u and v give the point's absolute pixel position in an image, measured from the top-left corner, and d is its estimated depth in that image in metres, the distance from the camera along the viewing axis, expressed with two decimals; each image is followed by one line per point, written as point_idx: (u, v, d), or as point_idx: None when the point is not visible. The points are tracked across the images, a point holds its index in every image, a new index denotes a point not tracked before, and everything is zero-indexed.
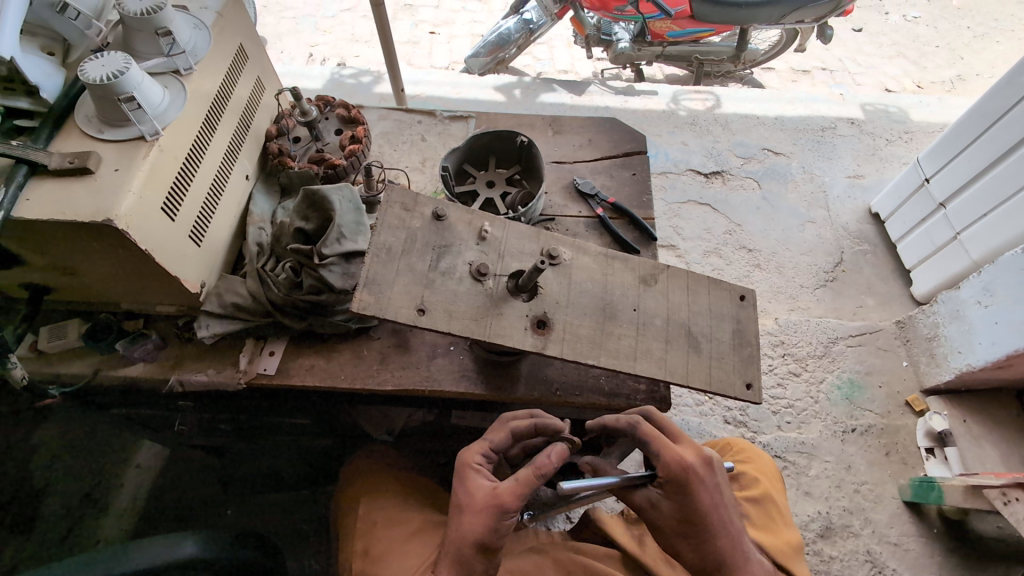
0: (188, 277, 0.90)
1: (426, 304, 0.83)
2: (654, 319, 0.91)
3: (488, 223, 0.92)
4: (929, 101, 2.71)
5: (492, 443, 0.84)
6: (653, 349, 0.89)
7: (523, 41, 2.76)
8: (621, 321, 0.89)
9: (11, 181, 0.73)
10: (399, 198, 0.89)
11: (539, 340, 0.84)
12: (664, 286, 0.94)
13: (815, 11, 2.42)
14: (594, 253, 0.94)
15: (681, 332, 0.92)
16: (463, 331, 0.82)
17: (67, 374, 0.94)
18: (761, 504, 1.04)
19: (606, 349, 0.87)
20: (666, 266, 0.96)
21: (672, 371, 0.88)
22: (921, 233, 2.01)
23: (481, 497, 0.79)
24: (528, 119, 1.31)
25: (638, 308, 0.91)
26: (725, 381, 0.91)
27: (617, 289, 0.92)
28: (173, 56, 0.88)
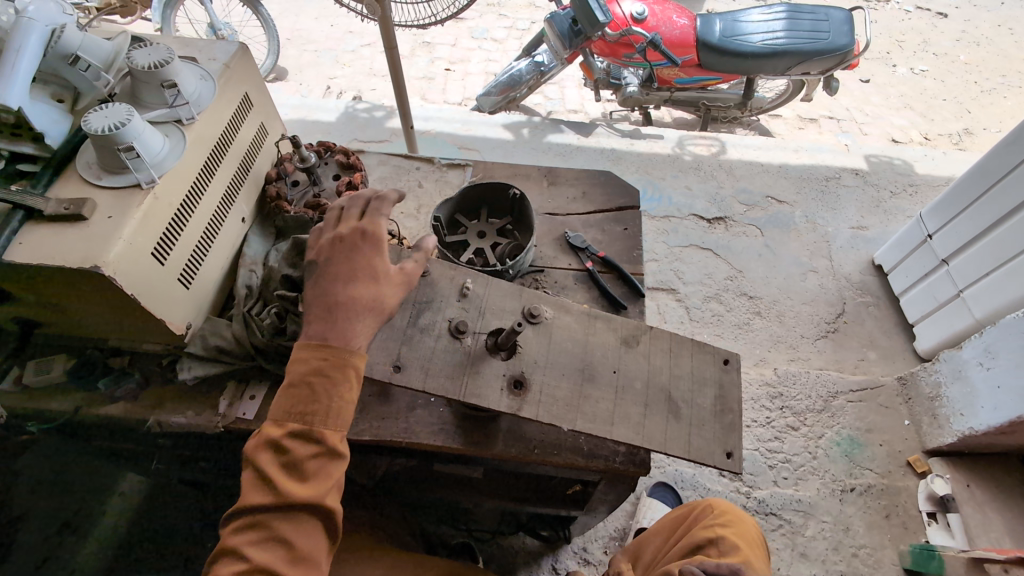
0: (174, 319, 0.91)
1: (402, 361, 0.86)
2: (634, 382, 0.91)
3: (470, 279, 0.94)
4: (935, 155, 2.73)
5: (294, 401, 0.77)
6: (631, 414, 0.88)
7: (534, 82, 2.83)
8: (599, 385, 0.89)
9: (7, 226, 0.76)
10: (386, 253, 0.92)
11: (514, 401, 0.84)
12: (646, 348, 0.94)
13: (822, 63, 2.47)
14: (577, 312, 0.94)
15: (660, 398, 0.90)
16: (437, 390, 0.84)
17: (50, 410, 0.95)
18: None
19: (583, 413, 0.86)
20: (649, 327, 0.96)
21: (649, 439, 0.87)
22: (924, 288, 2.00)
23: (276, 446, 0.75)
24: (525, 168, 1.34)
25: (617, 370, 0.91)
26: (704, 449, 0.89)
27: (598, 349, 0.92)
28: (176, 106, 0.91)
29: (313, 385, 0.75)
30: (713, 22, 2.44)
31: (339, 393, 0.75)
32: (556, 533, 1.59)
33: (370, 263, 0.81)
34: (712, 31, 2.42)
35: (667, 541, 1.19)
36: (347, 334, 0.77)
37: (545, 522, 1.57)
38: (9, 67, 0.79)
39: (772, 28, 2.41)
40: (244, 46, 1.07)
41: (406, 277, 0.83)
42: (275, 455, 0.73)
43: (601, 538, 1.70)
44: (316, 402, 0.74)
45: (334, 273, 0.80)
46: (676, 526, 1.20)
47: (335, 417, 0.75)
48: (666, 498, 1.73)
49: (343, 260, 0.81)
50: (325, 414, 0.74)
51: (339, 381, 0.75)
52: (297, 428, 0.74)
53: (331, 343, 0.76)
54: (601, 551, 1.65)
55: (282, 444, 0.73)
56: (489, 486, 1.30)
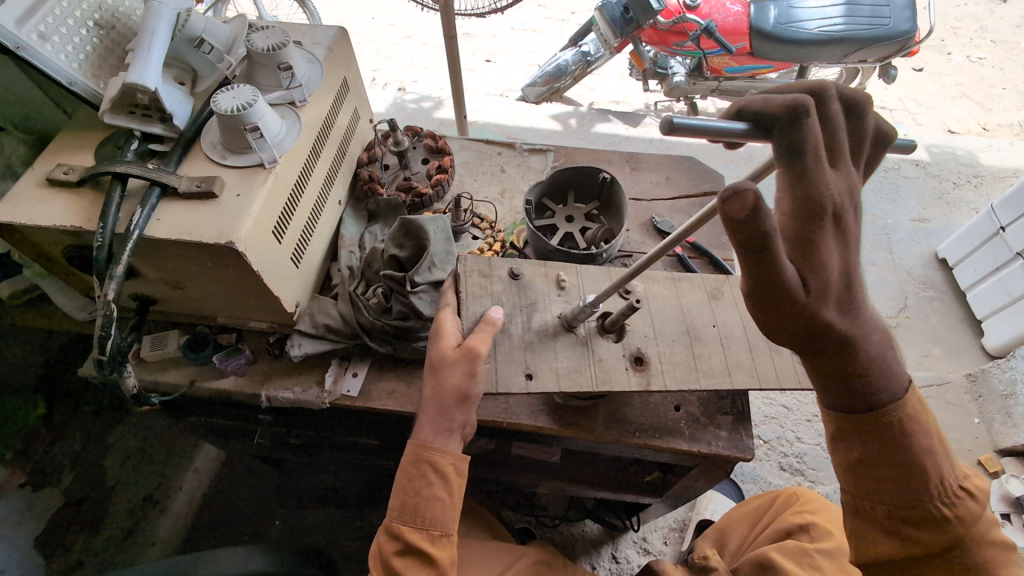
0: (287, 297, 0.93)
1: (532, 369, 0.82)
2: (734, 331, 0.90)
3: (563, 271, 0.92)
4: (1000, 144, 2.62)
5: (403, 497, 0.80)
6: (743, 360, 0.87)
7: (580, 73, 2.57)
8: (707, 341, 0.88)
9: (146, 202, 0.79)
10: (475, 267, 0.90)
11: (641, 377, 0.84)
12: (733, 297, 0.93)
13: (881, 50, 2.30)
14: (663, 279, 0.94)
15: (761, 338, 0.89)
16: (572, 387, 0.82)
17: (165, 383, 0.98)
18: (835, 557, 0.96)
19: (701, 372, 0.86)
20: (728, 278, 0.96)
21: (766, 379, 0.86)
22: (996, 281, 1.92)
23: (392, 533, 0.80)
24: (605, 154, 1.34)
25: (718, 324, 0.90)
26: (810, 377, 0.88)
27: (695, 310, 0.91)
28: (291, 88, 0.94)
29: (396, 484, 0.81)
30: (768, 8, 2.25)
31: (421, 492, 0.79)
32: (621, 522, 1.58)
33: (431, 356, 0.82)
34: (766, 18, 2.24)
35: (753, 528, 1.15)
36: (423, 432, 0.81)
37: (609, 510, 1.56)
38: (145, 50, 0.82)
39: (829, 14, 2.22)
40: (343, 30, 1.08)
41: (465, 351, 0.80)
42: (376, 553, 0.81)
43: (661, 528, 1.68)
44: (399, 501, 0.80)
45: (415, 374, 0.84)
46: (761, 511, 1.16)
47: (417, 517, 0.79)
48: (727, 490, 1.71)
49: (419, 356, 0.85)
50: (406, 513, 0.80)
51: (417, 479, 0.79)
52: (387, 526, 0.81)
53: (414, 441, 0.81)
54: (662, 541, 1.65)
55: (376, 545, 0.81)
56: (564, 471, 1.30)
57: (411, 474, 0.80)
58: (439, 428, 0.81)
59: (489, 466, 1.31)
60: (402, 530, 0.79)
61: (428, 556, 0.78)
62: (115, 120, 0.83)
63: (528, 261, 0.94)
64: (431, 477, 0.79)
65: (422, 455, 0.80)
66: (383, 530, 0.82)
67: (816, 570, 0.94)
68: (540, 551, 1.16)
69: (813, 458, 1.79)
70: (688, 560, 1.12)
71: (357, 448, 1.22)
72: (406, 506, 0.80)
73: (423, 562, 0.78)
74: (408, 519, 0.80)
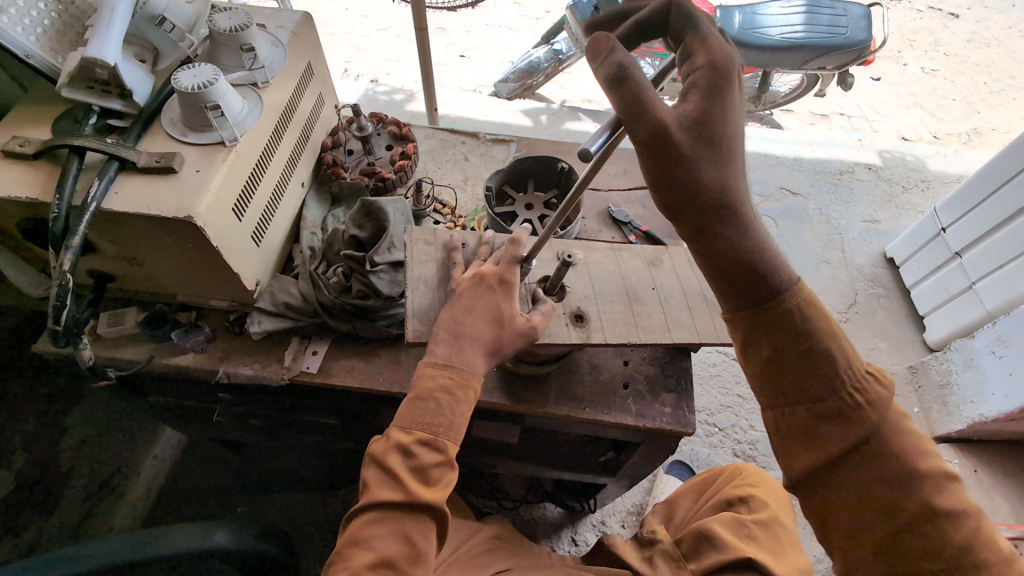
0: (246, 274, 0.95)
1: None
2: (671, 293, 0.95)
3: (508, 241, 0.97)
4: (947, 152, 2.79)
5: (443, 413, 0.77)
6: (681, 319, 0.92)
7: (552, 71, 2.57)
8: (646, 302, 0.93)
9: (103, 175, 0.80)
10: (421, 236, 0.95)
11: (582, 332, 0.88)
12: (671, 264, 0.99)
13: (837, 58, 2.37)
14: (603, 249, 1.00)
15: (699, 298, 0.94)
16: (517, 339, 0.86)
17: (122, 359, 0.98)
18: (768, 527, 1.04)
19: (641, 327, 0.90)
20: (666, 248, 1.02)
21: (705, 334, 0.90)
22: (937, 279, 2.05)
23: (422, 440, 0.76)
24: (567, 146, 1.39)
25: (656, 287, 0.95)
26: None
27: (633, 274, 0.97)
28: (253, 70, 0.95)
29: (440, 399, 0.78)
30: (732, 14, 2.32)
31: (460, 411, 0.78)
32: (581, 505, 1.63)
33: (499, 307, 0.83)
34: (730, 23, 2.30)
35: (697, 502, 1.22)
36: (468, 361, 0.80)
37: (569, 493, 1.61)
38: (105, 25, 0.83)
39: (790, 22, 2.30)
40: (308, 15, 1.10)
41: None
42: (403, 453, 0.76)
43: (619, 512, 1.74)
44: (443, 416, 0.77)
45: (467, 308, 0.83)
46: (706, 487, 1.23)
47: (454, 431, 0.78)
48: (681, 473, 1.80)
49: (480, 298, 0.84)
50: (451, 428, 0.77)
51: (464, 401, 0.78)
52: (422, 435, 0.77)
53: (455, 365, 0.80)
54: (620, 524, 1.71)
55: (412, 451, 0.76)
56: (524, 452, 1.35)
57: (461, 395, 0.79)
58: None
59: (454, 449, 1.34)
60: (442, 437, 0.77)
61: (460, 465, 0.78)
62: (74, 95, 0.84)
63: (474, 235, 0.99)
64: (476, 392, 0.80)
65: (467, 382, 0.80)
66: (416, 438, 0.77)
67: (751, 538, 1.01)
68: (497, 528, 1.22)
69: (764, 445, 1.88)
70: (637, 534, 1.17)
71: (319, 429, 1.24)
72: (450, 422, 0.78)
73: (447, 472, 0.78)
74: (449, 430, 0.77)
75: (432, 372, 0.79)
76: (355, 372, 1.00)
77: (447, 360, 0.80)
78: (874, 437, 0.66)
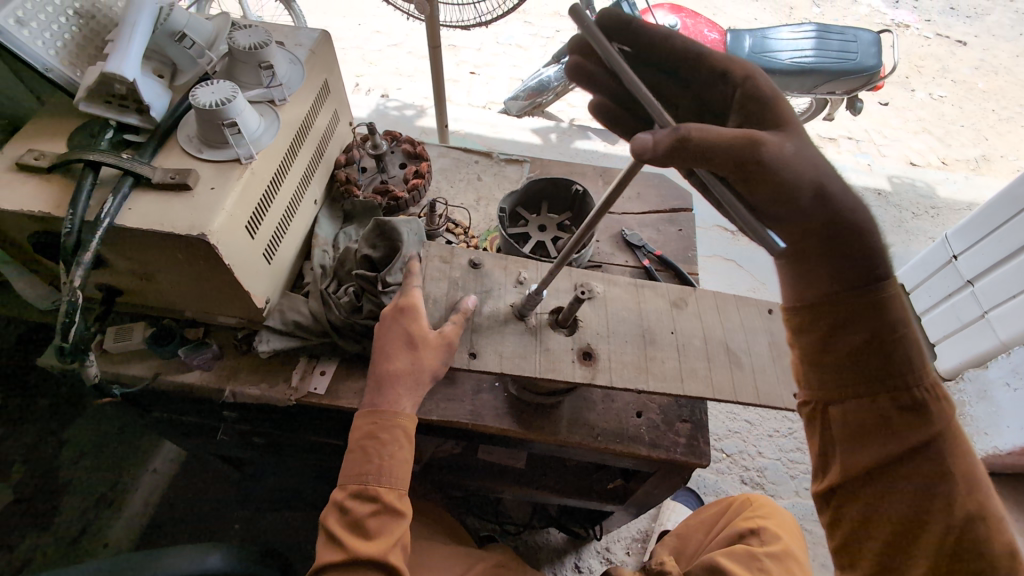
0: (257, 292, 0.93)
1: (477, 349, 0.85)
2: (692, 340, 0.92)
3: (525, 270, 0.94)
4: (956, 178, 2.78)
5: (368, 461, 0.81)
6: (697, 369, 0.89)
7: (562, 89, 2.55)
8: (662, 346, 0.90)
9: (118, 191, 0.79)
10: (438, 253, 0.93)
11: (588, 371, 0.86)
12: (696, 308, 0.95)
13: (847, 83, 2.37)
14: (624, 284, 0.96)
15: (719, 350, 0.91)
16: (514, 371, 0.84)
17: (127, 375, 0.97)
18: (781, 559, 1.00)
19: (652, 374, 0.88)
20: (693, 289, 0.98)
21: (720, 389, 0.88)
22: (948, 308, 2.02)
23: (355, 492, 0.81)
24: (580, 168, 1.39)
25: (676, 331, 0.92)
26: (769, 392, 0.89)
27: (653, 315, 0.93)
28: (271, 87, 0.95)
29: (367, 448, 0.82)
30: (742, 38, 2.34)
31: (389, 453, 0.81)
32: (585, 531, 1.60)
33: (408, 331, 0.84)
34: (740, 47, 2.31)
35: (708, 533, 1.19)
36: (394, 399, 0.84)
37: (573, 518, 1.57)
38: (126, 41, 0.83)
39: (800, 47, 2.31)
40: (327, 33, 1.10)
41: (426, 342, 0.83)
42: (341, 513, 0.81)
43: (624, 539, 1.70)
44: (373, 464, 0.81)
45: (386, 345, 0.85)
46: (716, 517, 1.19)
47: (388, 477, 0.81)
48: (688, 501, 1.76)
49: (393, 328, 0.85)
50: (381, 474, 0.81)
51: (391, 443, 0.82)
52: (355, 489, 0.81)
53: (381, 408, 0.84)
54: (625, 551, 1.67)
55: (346, 506, 0.80)
56: (529, 476, 1.31)
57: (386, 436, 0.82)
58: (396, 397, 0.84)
59: (458, 472, 1.31)
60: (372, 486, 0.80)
61: (398, 510, 0.80)
62: (91, 109, 0.84)
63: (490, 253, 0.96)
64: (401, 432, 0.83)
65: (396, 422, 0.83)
66: (350, 493, 0.82)
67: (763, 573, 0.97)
68: (501, 555, 1.19)
69: (772, 472, 1.84)
70: (646, 565, 1.14)
71: (322, 449, 1.22)
72: (380, 469, 0.81)
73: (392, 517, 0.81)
74: (376, 478, 0.81)
75: (361, 422, 0.84)
76: (363, 394, 0.98)
77: (370, 406, 0.84)
78: (980, 515, 0.60)
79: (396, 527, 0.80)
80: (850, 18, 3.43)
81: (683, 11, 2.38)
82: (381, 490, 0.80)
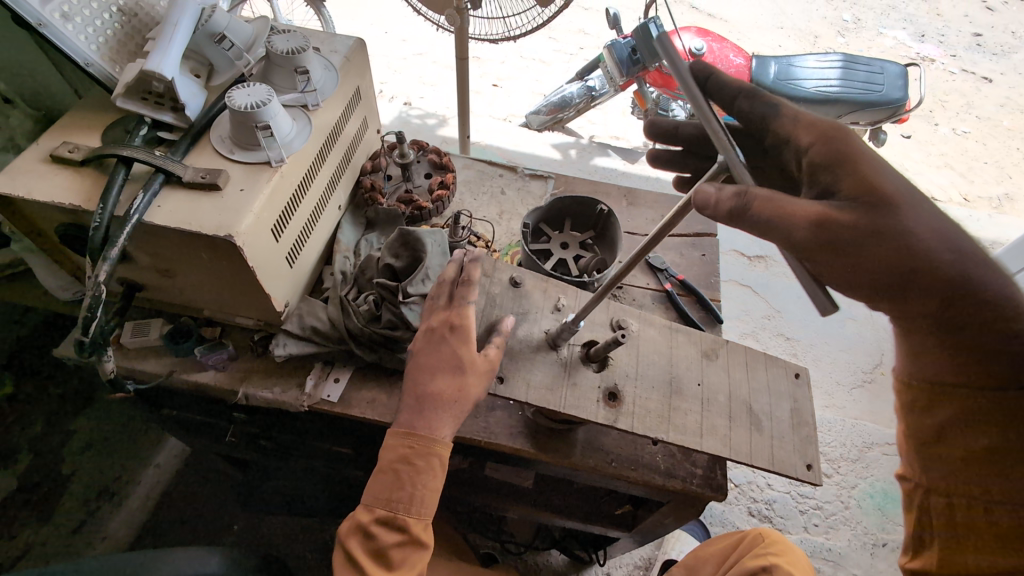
0: (278, 296, 0.93)
1: (504, 373, 0.85)
2: (717, 395, 0.91)
3: (563, 295, 0.93)
4: (978, 216, 2.74)
5: (400, 490, 0.79)
6: (717, 426, 0.88)
7: (584, 106, 2.57)
8: (687, 398, 0.89)
9: (148, 187, 0.79)
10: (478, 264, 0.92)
11: (611, 413, 0.85)
12: (726, 361, 0.94)
13: (873, 114, 2.35)
14: (659, 325, 0.95)
15: (743, 410, 0.90)
16: (539, 402, 0.83)
17: (142, 371, 0.97)
18: None
19: (673, 425, 0.87)
20: (725, 341, 0.97)
21: (737, 451, 0.87)
22: None
23: (384, 518, 0.78)
24: (604, 187, 1.38)
25: (702, 383, 0.91)
26: (786, 461, 0.89)
27: (682, 363, 0.92)
28: (305, 92, 0.95)
29: (400, 473, 0.79)
30: (768, 65, 2.30)
31: (421, 481, 0.78)
32: (587, 555, 1.56)
33: (456, 355, 0.81)
34: (766, 72, 2.29)
35: (719, 567, 1.15)
36: (434, 423, 0.80)
37: (576, 541, 1.54)
38: (166, 40, 0.84)
39: (826, 76, 2.28)
40: (362, 41, 1.10)
41: (446, 357, 0.82)
42: (365, 538, 0.79)
43: (626, 565, 1.66)
44: (404, 491, 0.79)
45: (426, 365, 0.82)
46: (729, 550, 1.15)
47: (417, 508, 0.79)
48: (695, 530, 1.72)
49: (437, 350, 0.82)
50: (411, 504, 0.78)
51: (425, 472, 0.78)
52: (383, 516, 0.79)
53: (419, 432, 0.80)
54: None
55: (370, 531, 0.78)
56: (536, 497, 1.29)
57: (421, 464, 0.79)
58: (422, 413, 0.80)
59: (464, 487, 1.28)
60: (402, 515, 0.78)
61: (423, 542, 0.78)
62: (128, 105, 0.84)
63: (530, 273, 0.95)
64: (437, 462, 0.79)
65: (431, 448, 0.80)
66: (376, 518, 0.79)
67: None
68: None
69: (782, 506, 1.80)
70: None
71: (328, 455, 1.20)
72: (411, 498, 0.79)
73: (413, 546, 0.79)
74: (407, 507, 0.78)
75: (395, 443, 0.80)
76: (376, 403, 0.97)
77: (408, 428, 0.80)
78: None
79: (420, 559, 0.78)
80: (876, 50, 3.42)
81: (709, 35, 2.39)
82: (410, 521, 0.78)
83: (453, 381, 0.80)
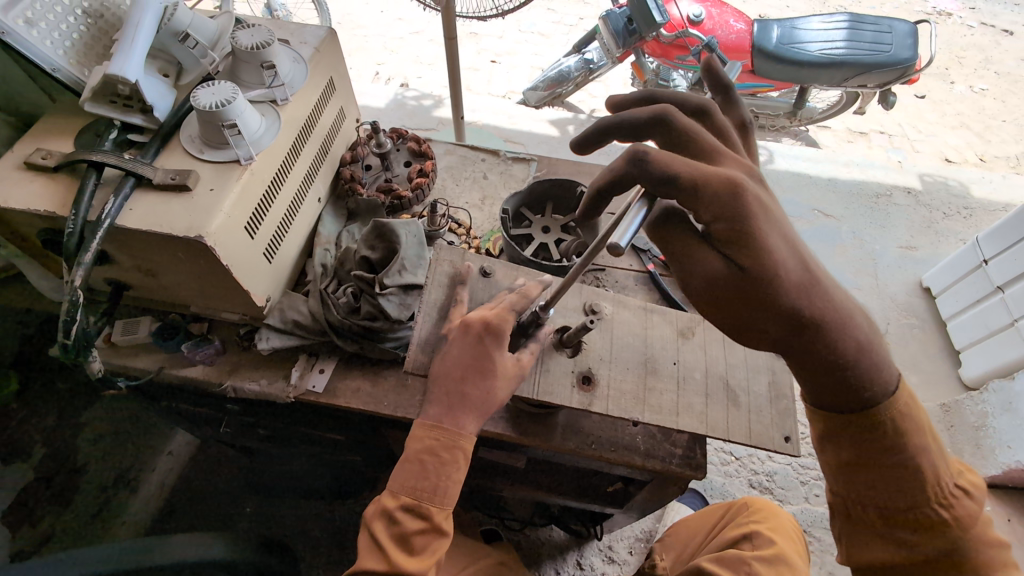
0: (257, 291, 0.95)
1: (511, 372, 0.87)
2: (693, 372, 0.91)
3: (534, 282, 0.94)
4: (993, 177, 2.65)
5: (425, 480, 0.81)
6: (694, 405, 0.89)
7: (582, 80, 2.51)
8: (662, 377, 0.90)
9: (119, 191, 0.80)
10: (448, 258, 0.93)
11: (585, 398, 0.86)
12: (701, 338, 0.94)
13: (880, 76, 2.26)
14: (633, 307, 0.96)
15: (719, 386, 0.91)
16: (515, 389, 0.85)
17: (133, 368, 1.00)
18: (773, 564, 0.96)
19: (649, 405, 0.87)
20: (703, 318, 0.97)
21: (714, 427, 0.87)
22: (975, 314, 1.94)
23: (410, 505, 0.81)
24: (589, 167, 1.36)
25: (677, 362, 0.91)
26: (763, 433, 0.89)
27: (657, 342, 0.93)
28: (274, 87, 0.95)
29: (426, 464, 0.80)
30: (770, 28, 2.21)
31: (450, 476, 0.81)
32: (586, 529, 1.60)
33: (490, 365, 0.81)
34: (767, 37, 2.20)
35: (708, 535, 1.17)
36: (460, 421, 0.81)
37: (575, 517, 1.57)
38: (128, 41, 0.84)
39: (830, 37, 2.19)
40: (333, 31, 1.09)
41: (450, 356, 0.82)
42: (391, 522, 0.81)
43: (627, 538, 1.69)
44: (430, 482, 0.81)
45: (451, 364, 0.82)
46: (718, 519, 1.17)
47: (441, 497, 0.81)
48: (693, 502, 1.74)
49: (470, 352, 0.82)
50: (437, 494, 0.81)
51: (451, 466, 0.80)
52: (408, 504, 0.81)
53: (446, 426, 0.82)
54: (627, 551, 1.66)
55: (396, 518, 0.80)
56: (529, 476, 1.31)
57: (450, 457, 0.81)
58: (449, 408, 0.81)
59: None
60: (429, 503, 0.81)
61: (445, 530, 0.81)
62: (96, 109, 0.85)
63: (501, 263, 0.96)
64: (463, 455, 0.81)
65: (456, 443, 0.82)
66: (402, 505, 0.81)
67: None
68: (503, 554, 1.23)
69: (782, 477, 1.81)
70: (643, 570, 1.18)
71: (326, 443, 1.24)
72: (437, 488, 0.81)
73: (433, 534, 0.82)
74: (434, 496, 0.81)
75: (422, 435, 0.82)
76: (360, 393, 0.99)
77: (436, 422, 0.82)
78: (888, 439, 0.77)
79: (442, 544, 0.81)
80: (888, 7, 3.28)
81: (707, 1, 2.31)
82: (438, 509, 0.81)
83: (472, 380, 0.81)
